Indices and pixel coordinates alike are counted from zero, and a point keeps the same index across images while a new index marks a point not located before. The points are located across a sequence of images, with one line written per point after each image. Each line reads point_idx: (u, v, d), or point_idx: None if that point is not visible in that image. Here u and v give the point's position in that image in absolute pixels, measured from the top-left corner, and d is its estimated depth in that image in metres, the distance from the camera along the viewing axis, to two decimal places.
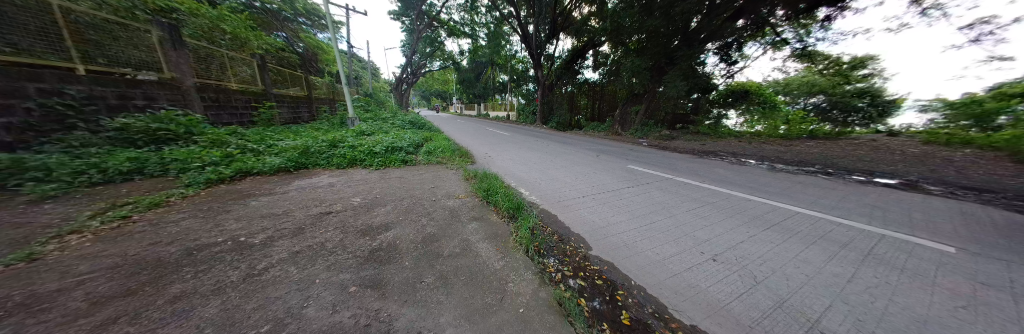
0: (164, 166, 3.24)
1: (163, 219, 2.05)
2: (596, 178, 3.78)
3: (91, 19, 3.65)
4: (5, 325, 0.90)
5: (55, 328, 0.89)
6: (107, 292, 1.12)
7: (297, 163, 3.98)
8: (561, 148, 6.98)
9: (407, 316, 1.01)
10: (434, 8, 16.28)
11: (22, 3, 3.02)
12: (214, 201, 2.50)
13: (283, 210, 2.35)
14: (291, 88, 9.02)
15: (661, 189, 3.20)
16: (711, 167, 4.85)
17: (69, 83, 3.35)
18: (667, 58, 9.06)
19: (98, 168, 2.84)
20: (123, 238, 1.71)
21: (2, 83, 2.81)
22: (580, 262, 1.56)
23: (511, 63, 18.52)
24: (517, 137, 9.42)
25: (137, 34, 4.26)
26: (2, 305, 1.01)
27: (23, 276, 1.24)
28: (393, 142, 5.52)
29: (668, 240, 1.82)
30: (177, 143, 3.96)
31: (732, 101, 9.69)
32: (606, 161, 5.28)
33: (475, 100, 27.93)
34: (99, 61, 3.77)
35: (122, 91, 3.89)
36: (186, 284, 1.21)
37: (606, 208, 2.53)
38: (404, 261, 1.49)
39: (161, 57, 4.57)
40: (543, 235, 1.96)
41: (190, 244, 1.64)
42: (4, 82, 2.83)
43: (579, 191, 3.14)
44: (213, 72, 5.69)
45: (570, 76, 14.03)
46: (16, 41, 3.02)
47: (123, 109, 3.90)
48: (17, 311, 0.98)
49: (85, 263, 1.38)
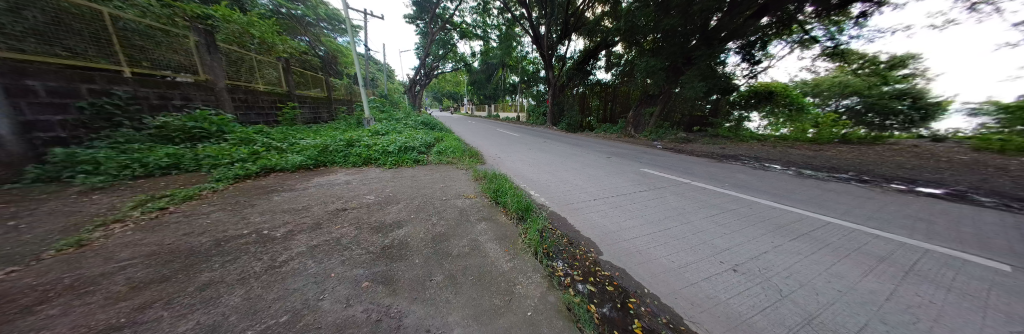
0: (197, 162, 3.48)
1: (194, 211, 2.20)
2: (607, 181, 3.71)
3: (135, 26, 3.99)
4: (54, 305, 0.99)
5: (96, 310, 0.96)
6: (144, 278, 1.21)
7: (317, 161, 4.16)
8: (570, 150, 6.91)
9: (416, 313, 1.02)
10: (447, 11, 16.66)
11: (77, 11, 3.35)
12: (242, 196, 2.67)
13: (303, 205, 2.46)
14: (312, 89, 9.51)
15: (674, 193, 3.13)
16: (731, 171, 4.61)
17: (117, 85, 3.67)
18: (684, 58, 8.81)
19: (140, 163, 3.09)
20: (159, 228, 1.85)
21: (58, 84, 3.09)
22: (590, 267, 1.53)
23: (522, 65, 18.63)
24: (527, 138, 9.45)
25: (177, 39, 4.62)
26: (54, 286, 1.12)
27: (72, 260, 1.37)
28: (407, 142, 5.67)
29: (683, 246, 1.76)
30: (211, 140, 4.26)
31: (755, 102, 9.12)
32: (617, 163, 5.16)
33: (486, 101, 28.35)
34: (143, 64, 4.13)
35: (161, 91, 4.21)
36: (213, 273, 1.28)
37: (617, 211, 2.49)
38: (415, 259, 1.52)
39: (197, 61, 4.95)
40: (552, 237, 1.94)
41: (217, 235, 1.75)
42: (60, 84, 3.10)
43: (589, 194, 3.10)
44: (243, 76, 6.11)
45: (582, 77, 13.92)
46: (73, 47, 3.35)
47: (163, 108, 4.23)
48: (67, 292, 1.09)
49: (127, 249, 1.51)
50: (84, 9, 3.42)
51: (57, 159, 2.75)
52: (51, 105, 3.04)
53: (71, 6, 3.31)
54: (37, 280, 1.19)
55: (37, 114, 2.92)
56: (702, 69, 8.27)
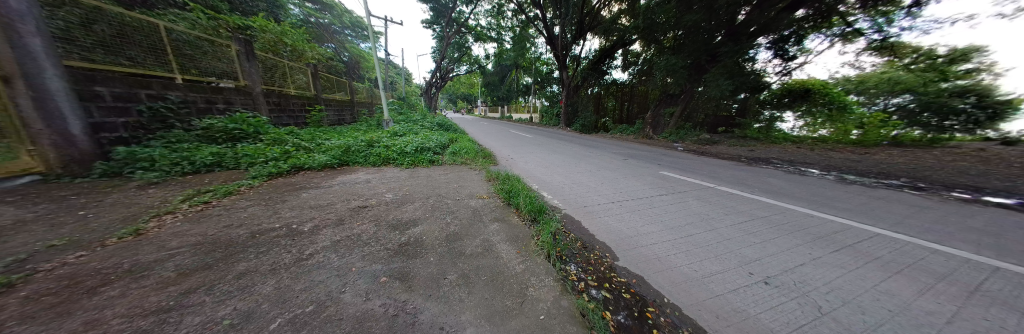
0: (237, 160, 3.81)
1: (234, 205, 2.41)
2: (623, 183, 3.60)
3: (186, 37, 4.45)
4: (113, 287, 1.13)
5: (149, 294, 1.08)
6: (190, 265, 1.34)
7: (341, 160, 4.40)
8: (585, 151, 6.79)
9: (430, 310, 1.05)
10: (462, 15, 17.01)
11: (137, 24, 3.79)
12: (274, 192, 2.88)
13: (327, 202, 2.61)
14: (337, 93, 10.10)
15: (696, 198, 2.96)
16: (761, 175, 4.29)
17: (171, 90, 4.10)
18: (709, 54, 8.30)
19: (188, 161, 3.44)
20: (203, 220, 2.04)
21: (124, 91, 3.52)
22: (605, 272, 1.48)
23: (536, 66, 18.59)
24: (540, 139, 9.39)
25: (220, 49, 5.10)
26: (117, 270, 1.27)
27: (132, 247, 1.55)
28: (423, 142, 5.84)
29: (707, 254, 1.66)
30: (248, 141, 4.64)
31: (789, 102, 8.39)
32: (634, 165, 4.99)
33: (500, 102, 28.60)
34: (192, 71, 4.60)
35: (207, 96, 4.66)
36: (249, 263, 1.39)
37: (634, 215, 2.40)
38: (429, 257, 1.55)
39: (237, 68, 5.43)
40: (566, 240, 1.91)
41: (253, 228, 1.90)
42: (125, 90, 3.52)
43: (604, 197, 3.01)
44: (276, 81, 6.62)
45: (597, 77, 13.64)
46: (134, 56, 3.80)
47: (208, 111, 4.68)
48: (125, 276, 1.23)
49: (176, 239, 1.69)
50: (143, 22, 3.86)
51: (119, 156, 3.15)
52: (117, 109, 3.45)
53: (133, 21, 3.75)
54: (105, 263, 1.36)
55: (105, 117, 3.33)
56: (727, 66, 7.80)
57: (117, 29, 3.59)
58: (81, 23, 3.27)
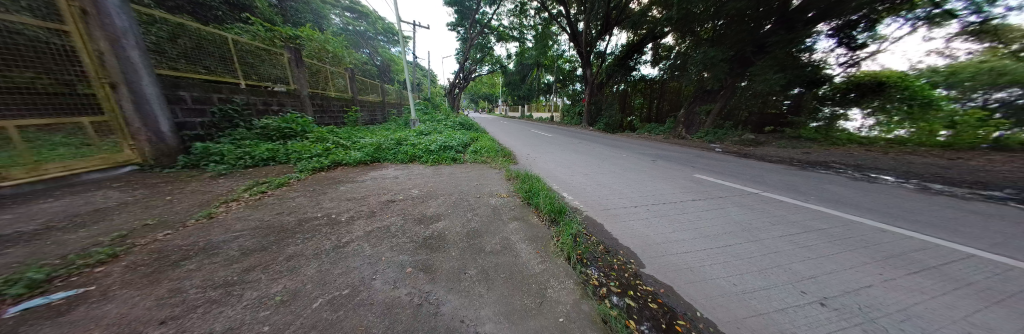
0: (287, 155, 4.29)
1: (285, 195, 2.74)
2: (651, 186, 3.40)
3: (248, 47, 5.11)
4: (191, 263, 1.36)
5: (218, 270, 1.28)
6: (249, 247, 1.55)
7: (373, 157, 4.74)
8: (608, 151, 6.52)
9: (451, 302, 1.08)
10: (485, 16, 17.31)
11: (211, 38, 4.43)
12: (317, 185, 3.20)
13: (362, 195, 2.84)
14: (371, 95, 10.89)
15: (735, 204, 2.69)
16: (819, 182, 3.76)
17: (237, 94, 4.74)
18: (755, 46, 7.63)
19: (249, 155, 3.97)
20: (261, 207, 2.34)
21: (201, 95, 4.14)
22: (629, 279, 1.41)
23: (558, 64, 18.30)
24: (561, 139, 9.22)
25: (275, 57, 5.78)
26: (195, 248, 1.52)
27: (206, 229, 1.83)
28: (446, 141, 6.07)
29: (748, 267, 1.50)
30: (296, 138, 5.22)
31: (855, 97, 6.89)
32: (664, 167, 4.67)
33: (520, 101, 28.71)
34: (253, 77, 5.27)
35: (264, 99, 5.31)
36: (296, 247, 1.57)
37: (663, 221, 2.26)
38: (452, 251, 1.62)
39: (289, 73, 6.12)
40: (587, 243, 1.86)
41: (300, 216, 2.14)
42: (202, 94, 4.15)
43: (630, 200, 2.87)
44: (320, 85, 7.33)
45: (623, 73, 13.02)
46: (209, 65, 4.46)
47: (265, 112, 5.33)
48: (200, 253, 1.46)
49: (239, 223, 1.96)
50: (216, 36, 4.50)
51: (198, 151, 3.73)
52: (195, 110, 4.06)
53: (205, 34, 4.37)
54: (187, 242, 1.64)
55: (186, 117, 3.95)
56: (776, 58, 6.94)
57: (196, 42, 4.24)
58: (167, 37, 3.87)
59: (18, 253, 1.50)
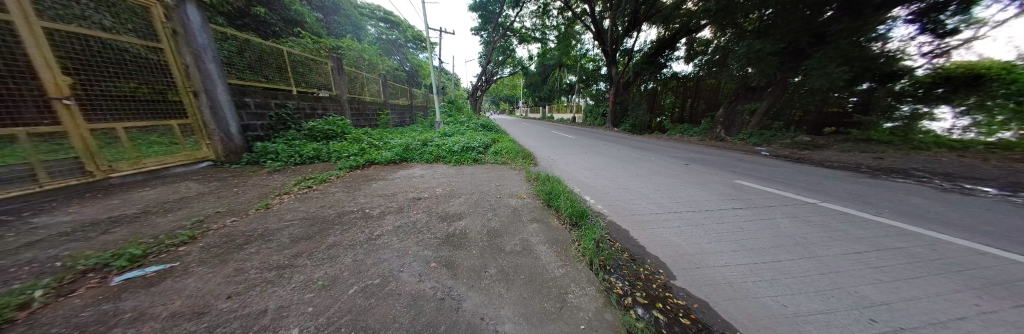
0: (329, 154, 4.75)
1: (326, 190, 3.03)
2: (684, 192, 3.14)
3: (299, 58, 5.77)
4: (253, 246, 1.57)
5: (273, 255, 1.46)
6: (297, 235, 1.75)
7: (402, 157, 5.04)
8: (635, 154, 6.19)
9: (472, 299, 1.11)
10: (508, 19, 17.54)
11: (270, 51, 5.07)
12: (352, 181, 3.49)
13: (391, 192, 3.04)
14: (400, 98, 11.63)
15: (785, 215, 2.38)
16: (898, 192, 3.17)
17: (289, 99, 5.37)
18: (813, 36, 6.72)
19: (299, 154, 4.47)
20: (306, 200, 2.62)
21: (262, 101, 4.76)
22: (658, 291, 1.32)
23: (581, 63, 17.89)
24: (583, 140, 8.97)
25: (320, 65, 6.45)
26: (254, 234, 1.75)
27: (263, 218, 2.10)
28: (468, 142, 6.24)
29: (804, 286, 1.30)
30: (337, 139, 5.76)
31: (945, 93, 5.54)
32: (698, 171, 4.31)
33: (541, 103, 28.55)
34: (302, 84, 5.93)
35: (311, 103, 5.94)
36: (336, 237, 1.73)
37: (697, 230, 2.07)
38: (473, 249, 1.66)
39: (331, 80, 6.79)
40: (611, 250, 1.78)
41: (339, 209, 2.35)
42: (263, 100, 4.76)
43: (659, 206, 2.68)
44: (357, 90, 8.01)
45: (652, 71, 12.32)
46: (268, 75, 5.11)
47: (311, 115, 5.96)
48: (258, 239, 1.68)
49: (288, 214, 2.21)
50: (273, 49, 5.15)
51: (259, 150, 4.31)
52: (257, 114, 4.69)
53: (264, 46, 5.00)
54: (249, 228, 1.89)
55: (250, 120, 4.56)
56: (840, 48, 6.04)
57: (259, 55, 4.88)
58: (236, 51, 4.49)
59: (127, 232, 1.85)
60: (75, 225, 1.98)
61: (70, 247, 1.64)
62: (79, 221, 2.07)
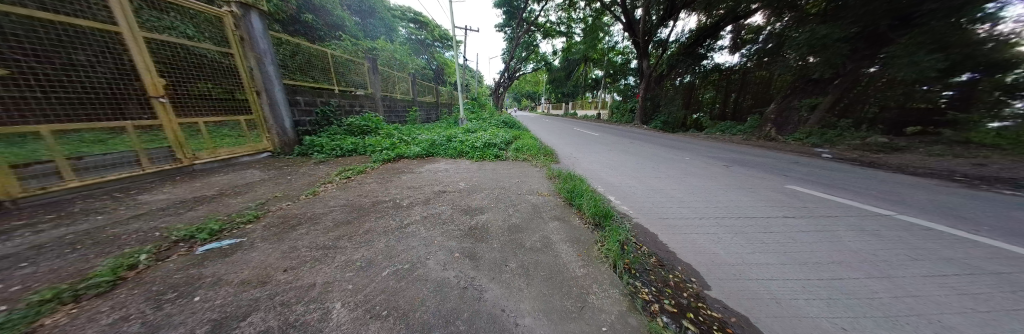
0: (365, 148, 5.16)
1: (362, 180, 3.30)
2: (722, 197, 2.86)
3: (339, 60, 6.31)
4: (303, 228, 1.77)
5: (318, 236, 1.64)
6: (339, 220, 1.94)
7: (428, 152, 5.29)
8: (666, 153, 5.77)
9: (493, 291, 1.14)
10: (532, 14, 17.31)
11: (316, 54, 5.61)
12: (384, 173, 3.76)
13: (418, 184, 3.21)
14: (428, 96, 12.16)
15: (850, 228, 2.05)
16: (1013, 206, 2.55)
17: (332, 97, 5.91)
18: (897, 18, 5.62)
19: (340, 147, 4.94)
20: (345, 189, 2.89)
21: (309, 98, 5.30)
22: (688, 300, 1.24)
23: (609, 57, 17.16)
24: (608, 138, 8.59)
25: (358, 66, 6.98)
26: (302, 218, 1.97)
27: (310, 203, 2.36)
28: (490, 139, 6.33)
29: (872, 309, 1.11)
30: (372, 133, 6.22)
31: None
32: (741, 174, 3.89)
33: (565, 98, 27.84)
34: (343, 84, 6.47)
35: (350, 101, 6.46)
36: (371, 224, 1.88)
37: (737, 239, 1.88)
38: (493, 243, 1.70)
39: (367, 79, 7.32)
40: (637, 253, 1.70)
41: (373, 199, 2.56)
42: (310, 98, 5.30)
43: (693, 211, 2.48)
44: (389, 88, 8.54)
45: (689, 63, 11.36)
46: (316, 75, 5.68)
47: (350, 112, 6.50)
48: (305, 222, 1.89)
49: (330, 200, 2.45)
50: (318, 51, 5.66)
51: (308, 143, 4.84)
52: (305, 111, 5.24)
53: (310, 49, 5.51)
54: (299, 211, 2.15)
55: (300, 117, 5.12)
56: (934, 31, 4.98)
57: (308, 57, 5.42)
58: (289, 55, 5.02)
59: (206, 210, 2.23)
60: (170, 203, 2.43)
61: (165, 220, 2.02)
62: (173, 200, 2.53)
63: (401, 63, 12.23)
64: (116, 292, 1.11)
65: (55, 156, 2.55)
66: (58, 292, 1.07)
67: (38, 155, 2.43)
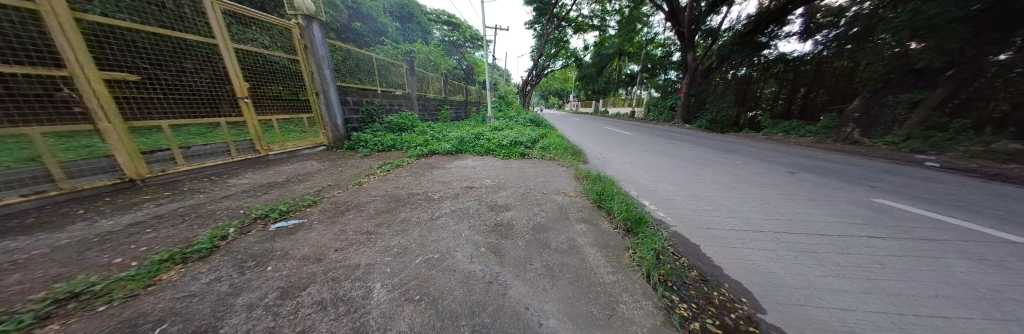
0: (402, 144, 5.57)
1: (398, 174, 3.57)
2: (783, 208, 2.48)
3: (382, 63, 6.91)
4: (350, 214, 1.99)
5: (362, 222, 1.82)
6: (379, 208, 2.14)
7: (458, 149, 5.51)
8: (712, 155, 5.17)
9: (518, 289, 1.14)
10: (564, 9, 16.88)
11: (363, 57, 6.20)
12: (418, 168, 4.03)
13: (448, 180, 3.36)
14: (458, 95, 12.68)
15: (972, 255, 1.61)
16: None
17: (375, 97, 6.48)
18: None
19: (381, 143, 5.42)
20: (385, 181, 3.18)
21: (357, 98, 5.89)
22: (737, 323, 1.08)
23: (648, 49, 16.03)
24: (642, 138, 8.01)
25: (397, 68, 7.55)
26: (349, 205, 2.21)
27: (355, 192, 2.64)
28: (517, 137, 6.36)
29: None
30: (408, 131, 6.68)
31: None
32: (809, 183, 3.31)
33: (596, 96, 26.62)
34: (385, 85, 7.07)
35: (390, 100, 7.03)
36: (406, 214, 2.03)
37: (802, 258, 1.60)
38: (518, 241, 1.71)
39: (405, 80, 7.88)
40: (675, 264, 1.56)
41: (409, 191, 2.76)
42: (357, 98, 5.88)
43: (745, 222, 2.19)
44: (424, 88, 9.09)
45: (746, 54, 10.09)
46: (363, 77, 6.28)
47: (390, 110, 7.06)
48: (351, 210, 2.12)
49: (372, 190, 2.72)
50: (365, 55, 6.26)
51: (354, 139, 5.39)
52: (353, 110, 5.83)
53: (359, 54, 6.12)
54: (346, 199, 2.42)
55: (349, 115, 5.73)
56: None
57: (356, 61, 6.03)
58: (342, 59, 5.64)
59: (277, 194, 2.63)
60: (251, 186, 2.92)
61: (248, 200, 2.44)
62: (253, 184, 3.04)
63: (435, 64, 12.92)
64: (211, 257, 1.37)
65: (171, 146, 3.23)
66: (172, 254, 1.36)
67: (159, 144, 3.13)
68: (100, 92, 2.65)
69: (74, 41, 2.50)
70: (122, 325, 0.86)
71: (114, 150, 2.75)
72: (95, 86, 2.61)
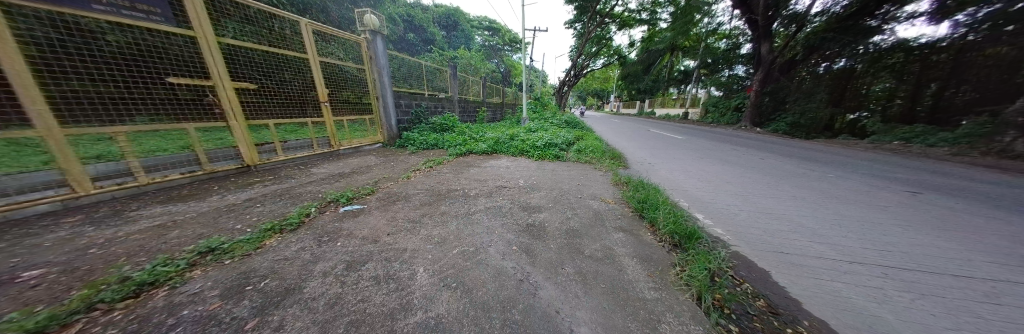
0: (443, 143, 6.01)
1: (438, 170, 3.87)
2: (901, 238, 1.91)
3: (430, 68, 7.56)
4: (399, 204, 2.23)
5: (408, 212, 2.03)
6: (422, 201, 2.35)
7: (494, 149, 5.70)
8: (791, 166, 4.29)
9: (548, 290, 1.14)
10: (608, 5, 16.00)
11: (414, 65, 6.87)
12: (456, 166, 4.30)
13: (483, 178, 3.51)
14: (495, 97, 13.07)
15: None
16: None
17: (423, 100, 7.11)
18: None
19: (426, 142, 5.94)
20: (426, 176, 3.46)
21: (407, 101, 6.56)
22: None
23: (708, 42, 14.13)
24: (696, 142, 7.09)
25: (442, 73, 8.16)
26: (397, 196, 2.48)
27: (402, 185, 2.94)
28: (551, 138, 6.27)
29: None
30: (449, 131, 7.17)
31: None
32: (945, 207, 2.50)
33: (641, 95, 24.54)
34: (431, 89, 7.70)
35: (434, 102, 7.65)
36: (445, 207, 2.19)
37: (928, 303, 1.21)
38: (550, 243, 1.69)
39: (448, 84, 8.48)
40: (734, 289, 1.34)
41: (447, 186, 2.97)
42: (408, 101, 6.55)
43: (839, 250, 1.76)
44: (464, 91, 9.64)
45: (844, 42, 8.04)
46: (414, 82, 6.97)
47: (434, 112, 7.68)
48: (399, 200, 2.37)
49: (416, 184, 3.00)
50: (416, 63, 6.93)
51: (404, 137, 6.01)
52: (404, 112, 6.51)
53: (411, 62, 6.81)
54: (395, 190, 2.72)
55: (401, 116, 6.42)
56: None
57: (409, 68, 6.72)
58: (397, 67, 6.36)
59: (343, 182, 3.12)
60: (326, 175, 3.53)
61: (323, 186, 2.95)
62: (328, 173, 3.66)
63: (475, 68, 13.53)
64: (297, 230, 1.71)
65: (273, 139, 4.09)
66: (273, 225, 1.73)
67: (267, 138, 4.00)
68: (230, 97, 3.50)
69: (216, 58, 3.37)
70: (239, 275, 1.14)
71: (238, 142, 3.62)
72: (228, 92, 3.48)
